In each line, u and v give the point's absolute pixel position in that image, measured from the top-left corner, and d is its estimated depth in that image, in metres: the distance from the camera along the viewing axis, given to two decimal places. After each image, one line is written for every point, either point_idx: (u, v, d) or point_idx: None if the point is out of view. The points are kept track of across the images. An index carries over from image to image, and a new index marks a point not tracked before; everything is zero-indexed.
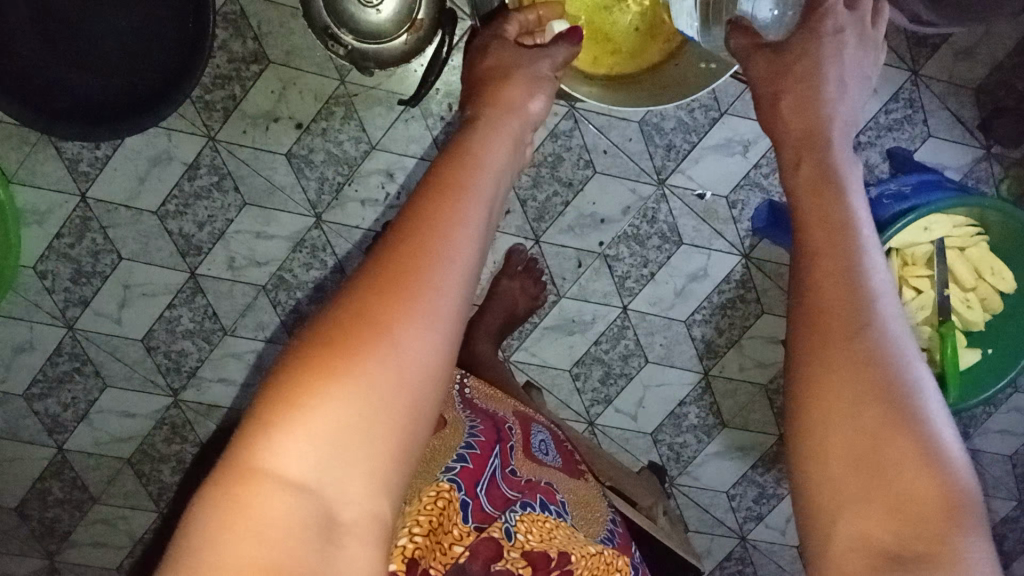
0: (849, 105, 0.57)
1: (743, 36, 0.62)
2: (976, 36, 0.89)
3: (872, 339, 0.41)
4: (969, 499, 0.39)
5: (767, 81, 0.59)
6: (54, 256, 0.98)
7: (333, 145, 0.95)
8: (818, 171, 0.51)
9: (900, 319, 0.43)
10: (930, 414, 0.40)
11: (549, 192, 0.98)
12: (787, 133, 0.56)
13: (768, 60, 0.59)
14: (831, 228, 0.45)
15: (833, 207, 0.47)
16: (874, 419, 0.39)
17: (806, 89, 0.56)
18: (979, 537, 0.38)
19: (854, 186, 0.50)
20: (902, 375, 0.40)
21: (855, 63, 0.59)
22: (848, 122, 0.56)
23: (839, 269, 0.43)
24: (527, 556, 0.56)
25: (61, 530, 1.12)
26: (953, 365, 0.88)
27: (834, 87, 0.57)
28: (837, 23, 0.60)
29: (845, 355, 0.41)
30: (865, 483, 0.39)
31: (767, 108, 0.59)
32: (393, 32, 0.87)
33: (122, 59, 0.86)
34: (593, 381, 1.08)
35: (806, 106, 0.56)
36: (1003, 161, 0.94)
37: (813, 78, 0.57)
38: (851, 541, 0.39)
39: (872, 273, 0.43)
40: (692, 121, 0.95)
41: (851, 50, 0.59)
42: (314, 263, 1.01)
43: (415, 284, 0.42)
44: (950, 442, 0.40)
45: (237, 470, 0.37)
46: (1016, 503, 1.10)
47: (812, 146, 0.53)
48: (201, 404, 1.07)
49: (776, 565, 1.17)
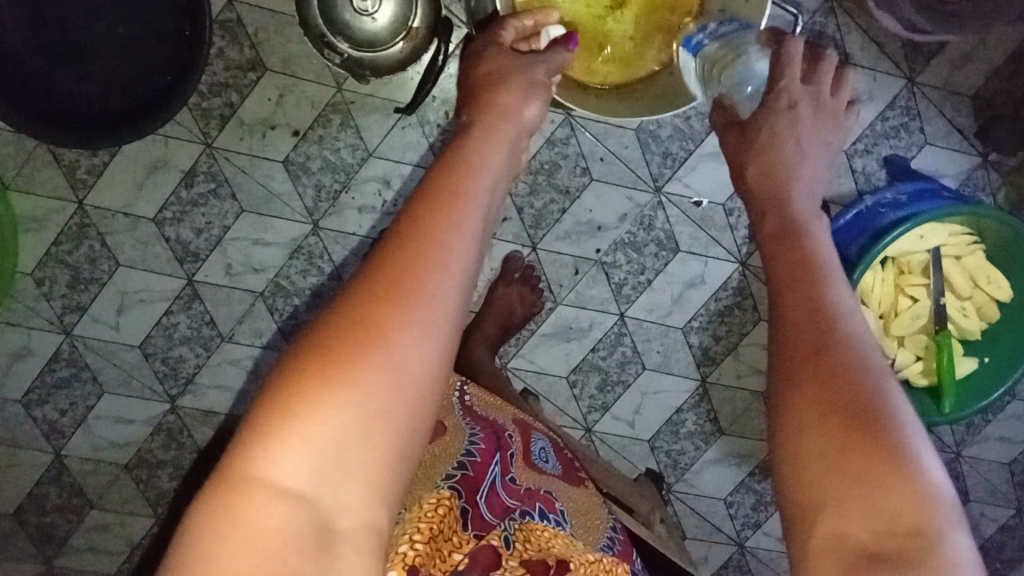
0: (812, 169, 0.58)
1: (721, 116, 0.65)
2: (972, 44, 0.90)
3: (848, 348, 0.42)
4: (947, 498, 0.39)
5: (736, 153, 0.61)
6: (51, 263, 0.97)
7: (329, 152, 0.95)
8: (785, 215, 0.54)
9: (870, 335, 0.44)
10: (906, 417, 0.40)
11: (547, 199, 0.98)
12: (754, 194, 0.58)
13: (736, 137, 0.62)
14: (801, 259, 0.48)
15: (805, 242, 0.50)
16: (852, 421, 0.40)
17: (768, 157, 0.58)
18: (960, 538, 0.38)
19: (820, 227, 0.53)
20: (878, 380, 0.41)
21: (814, 133, 0.59)
22: (812, 182, 0.57)
23: (810, 291, 0.46)
24: (525, 564, 0.55)
25: (58, 537, 1.11)
26: (949, 375, 0.90)
27: (796, 155, 0.58)
28: (792, 97, 0.60)
29: (820, 364, 0.42)
30: (848, 484, 0.39)
31: (736, 174, 0.61)
32: (389, 40, 0.87)
33: (119, 66, 0.86)
34: (590, 388, 1.08)
35: (771, 168, 0.57)
36: (1000, 169, 0.95)
37: (775, 144, 0.58)
38: (833, 541, 0.39)
39: (840, 296, 0.46)
40: (688, 129, 0.95)
41: (809, 121, 0.60)
42: (311, 270, 1.00)
43: (409, 295, 0.41)
44: (927, 447, 0.40)
45: (232, 480, 0.37)
46: (1014, 511, 1.11)
47: (778, 197, 0.55)
48: (198, 410, 1.06)
49: (773, 573, 1.17)
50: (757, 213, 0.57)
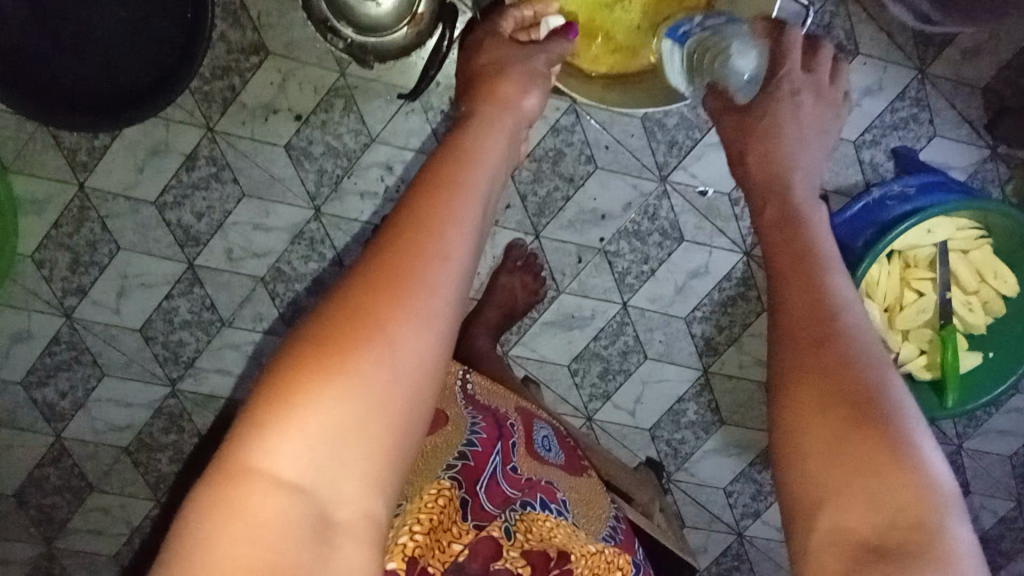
0: (809, 156, 0.60)
1: (715, 101, 0.64)
2: (985, 35, 0.88)
3: (848, 343, 0.42)
4: (949, 492, 0.39)
5: (735, 135, 0.62)
6: (52, 245, 0.97)
7: (332, 137, 0.94)
8: (783, 207, 0.54)
9: (873, 328, 0.44)
10: (908, 412, 0.40)
11: (550, 187, 0.98)
12: (756, 182, 0.59)
13: (736, 121, 0.62)
14: (802, 252, 0.48)
15: (803, 233, 0.50)
16: (853, 416, 0.40)
17: (768, 145, 0.59)
18: (960, 529, 0.38)
19: (817, 220, 0.53)
20: (877, 372, 0.41)
21: (813, 120, 0.61)
22: (808, 172, 0.59)
23: (810, 281, 0.46)
24: (525, 555, 0.56)
25: (60, 517, 1.11)
26: (953, 369, 0.89)
27: (795, 142, 0.59)
28: (794, 85, 0.61)
29: (820, 358, 0.42)
30: (850, 478, 0.39)
31: (738, 161, 0.62)
32: (393, 24, 0.85)
33: (120, 47, 0.85)
34: (592, 376, 1.08)
35: (770, 157, 0.59)
36: (1009, 162, 0.94)
37: (773, 136, 0.59)
38: (834, 534, 0.39)
39: (842, 287, 0.46)
40: (695, 117, 0.94)
41: (809, 109, 0.61)
42: (313, 256, 1.00)
43: (408, 284, 0.41)
44: (929, 441, 0.40)
45: (229, 470, 0.37)
46: (1015, 504, 1.11)
47: (776, 189, 0.57)
48: (199, 394, 1.06)
49: (772, 563, 1.17)
50: (757, 201, 0.58)
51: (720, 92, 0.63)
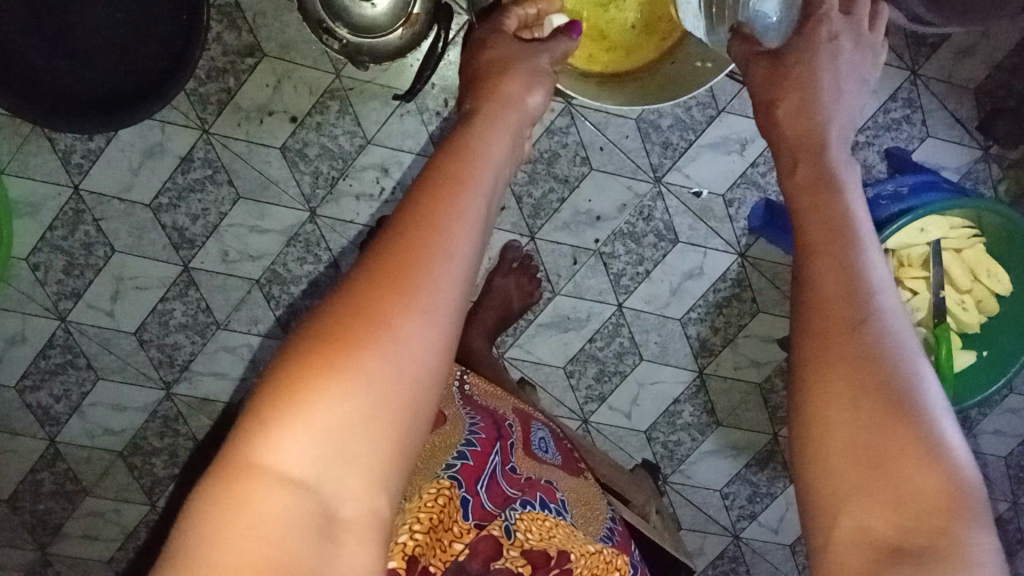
0: (846, 106, 0.59)
1: (742, 44, 0.65)
2: (976, 36, 0.90)
3: (872, 333, 0.41)
4: (972, 491, 0.38)
5: (766, 86, 0.61)
6: (46, 248, 0.96)
7: (327, 139, 0.94)
8: (813, 172, 0.52)
9: (899, 313, 0.43)
10: (931, 405, 0.39)
11: (545, 189, 0.98)
12: (783, 141, 0.57)
13: (767, 65, 0.62)
14: (828, 226, 0.46)
15: (828, 205, 0.48)
16: (873, 410, 0.39)
17: (802, 95, 0.58)
18: (982, 528, 0.37)
19: (848, 184, 0.51)
20: (900, 364, 0.40)
21: (850, 67, 0.61)
22: (844, 125, 0.57)
23: (835, 262, 0.44)
24: (525, 554, 0.55)
25: (52, 523, 1.10)
26: (947, 368, 0.88)
27: (829, 94, 0.58)
28: (832, 29, 0.61)
29: (842, 347, 0.41)
30: (865, 474, 0.39)
31: (765, 110, 0.61)
32: (389, 26, 0.85)
33: (114, 49, 0.85)
34: (587, 378, 1.08)
35: (802, 109, 0.57)
36: (1002, 162, 0.94)
37: (810, 85, 0.58)
38: (852, 533, 0.39)
39: (870, 266, 0.44)
40: (689, 119, 0.94)
41: (847, 54, 0.61)
42: (308, 258, 1.00)
43: (415, 281, 0.41)
44: (951, 436, 0.39)
45: (235, 466, 0.36)
46: (1011, 504, 1.11)
47: (808, 148, 0.55)
48: (194, 398, 1.06)
49: (769, 565, 1.17)
50: (786, 158, 0.56)
51: (750, 35, 0.65)
